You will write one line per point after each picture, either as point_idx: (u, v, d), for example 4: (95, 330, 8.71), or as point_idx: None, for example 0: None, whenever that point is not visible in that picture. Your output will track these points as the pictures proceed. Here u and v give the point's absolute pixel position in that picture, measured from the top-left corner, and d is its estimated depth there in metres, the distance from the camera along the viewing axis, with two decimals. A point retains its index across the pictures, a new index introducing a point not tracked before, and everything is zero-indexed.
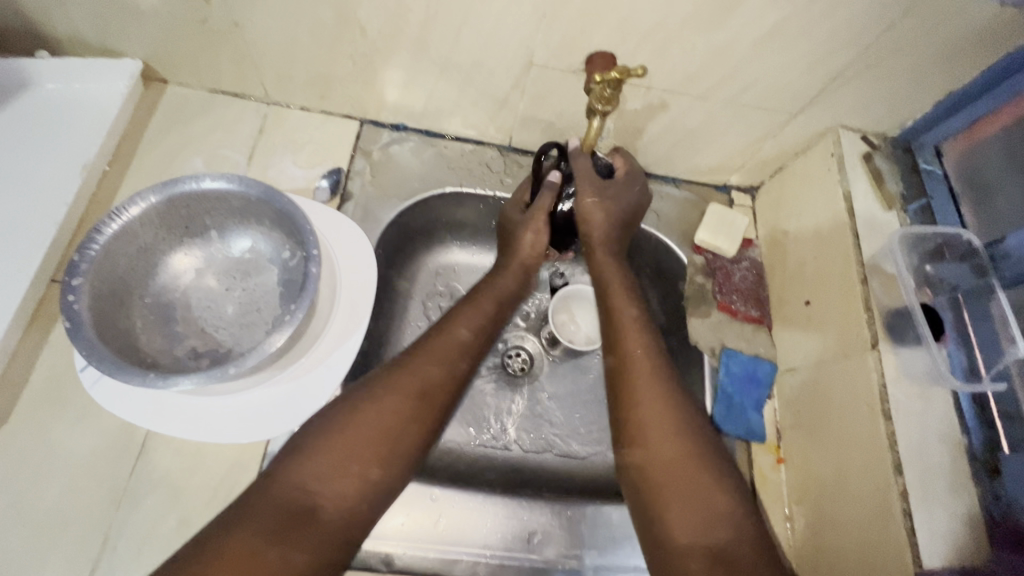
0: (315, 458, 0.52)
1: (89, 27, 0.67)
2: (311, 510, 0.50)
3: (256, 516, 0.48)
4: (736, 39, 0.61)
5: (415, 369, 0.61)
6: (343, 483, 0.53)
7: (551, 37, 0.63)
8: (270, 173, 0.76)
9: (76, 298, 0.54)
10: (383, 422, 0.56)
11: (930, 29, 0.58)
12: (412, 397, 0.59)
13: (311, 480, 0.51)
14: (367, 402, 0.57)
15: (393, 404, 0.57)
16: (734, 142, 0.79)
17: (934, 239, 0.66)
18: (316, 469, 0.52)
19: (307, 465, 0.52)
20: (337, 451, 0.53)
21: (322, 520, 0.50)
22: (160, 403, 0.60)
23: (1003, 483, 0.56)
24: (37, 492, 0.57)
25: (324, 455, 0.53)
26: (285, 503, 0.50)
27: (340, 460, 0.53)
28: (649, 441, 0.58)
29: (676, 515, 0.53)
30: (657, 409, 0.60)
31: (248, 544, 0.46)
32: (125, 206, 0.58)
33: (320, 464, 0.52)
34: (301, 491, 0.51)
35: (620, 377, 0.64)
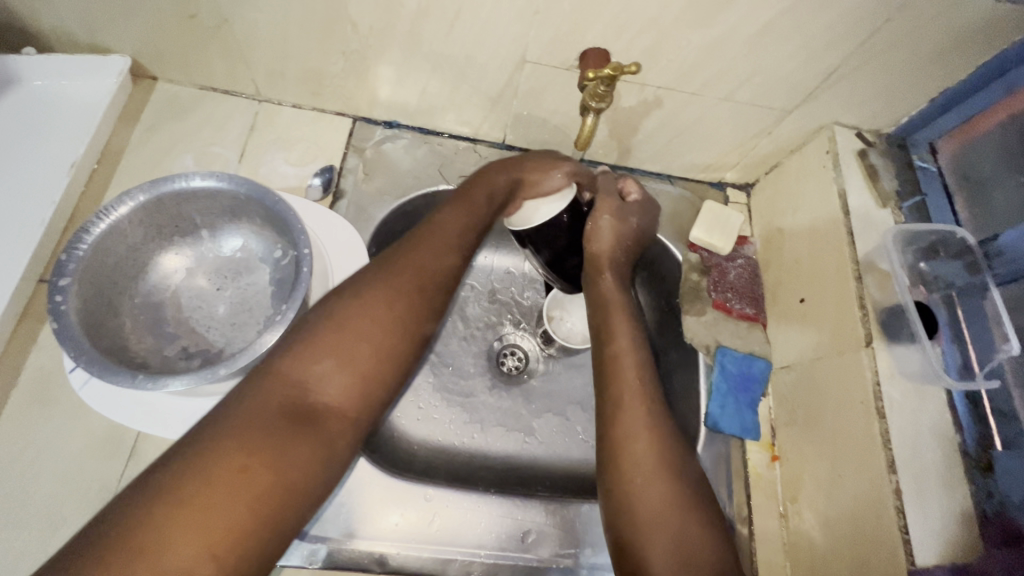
0: (306, 359, 0.48)
1: (75, 22, 0.66)
2: (305, 414, 0.46)
3: (243, 429, 0.43)
4: (730, 34, 0.61)
5: (404, 268, 0.56)
6: (338, 383, 0.48)
7: (544, 33, 0.62)
8: (261, 170, 0.76)
9: (62, 298, 0.53)
10: (383, 326, 0.52)
11: (925, 25, 0.58)
12: (406, 299, 0.54)
13: (307, 382, 0.47)
14: (356, 299, 0.52)
15: (385, 299, 0.53)
16: (729, 138, 0.79)
17: (928, 237, 0.66)
18: (312, 373, 0.48)
19: (300, 363, 0.48)
20: (331, 348, 0.49)
21: (318, 429, 0.46)
22: (150, 404, 0.59)
23: (995, 479, 0.56)
24: (26, 494, 0.56)
25: (324, 351, 0.49)
26: (277, 408, 0.45)
27: (334, 353, 0.49)
28: (638, 494, 0.53)
29: (656, 558, 0.50)
30: (648, 459, 0.55)
31: (239, 459, 0.42)
32: (113, 205, 0.57)
33: (309, 363, 0.48)
34: (295, 394, 0.47)
35: (614, 423, 0.58)
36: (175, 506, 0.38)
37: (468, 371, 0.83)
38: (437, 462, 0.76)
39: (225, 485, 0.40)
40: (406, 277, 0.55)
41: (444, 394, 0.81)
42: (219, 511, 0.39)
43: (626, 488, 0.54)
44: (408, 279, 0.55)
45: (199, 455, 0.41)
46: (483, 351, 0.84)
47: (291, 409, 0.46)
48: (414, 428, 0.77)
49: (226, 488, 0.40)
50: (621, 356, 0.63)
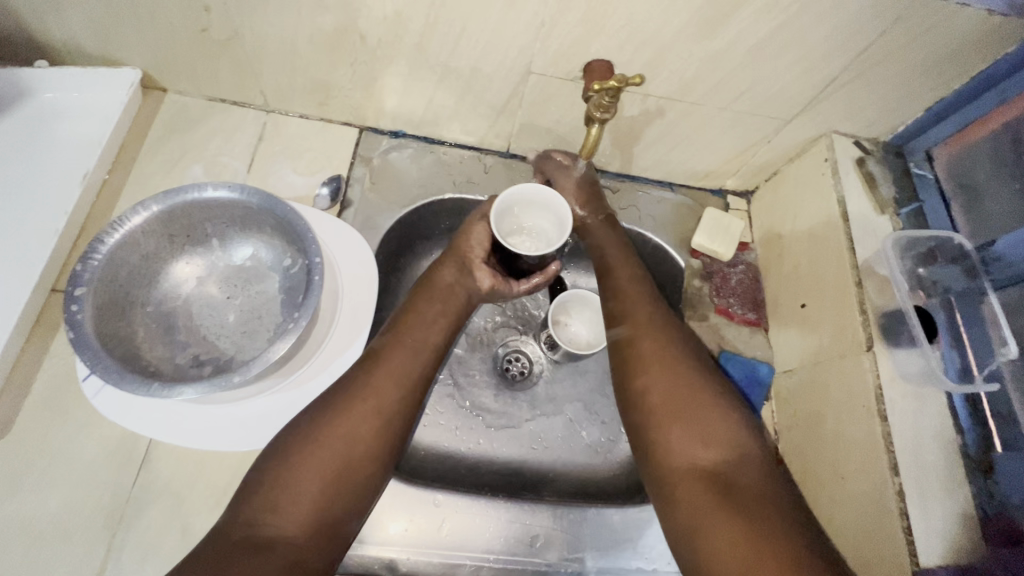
0: (262, 493, 0.51)
1: (87, 36, 0.67)
2: (262, 543, 0.48)
3: (207, 560, 0.46)
4: (732, 46, 0.62)
5: (363, 394, 0.58)
6: (294, 513, 0.50)
7: (549, 45, 0.64)
8: (270, 180, 0.77)
9: (78, 308, 0.54)
10: (341, 449, 0.54)
11: (920, 37, 0.59)
12: (366, 420, 0.56)
13: (264, 516, 0.50)
14: (315, 434, 0.54)
15: (341, 425, 0.55)
16: (730, 147, 0.80)
17: (927, 243, 0.68)
18: (266, 503, 0.50)
19: (259, 499, 0.51)
20: (287, 487, 0.51)
21: (277, 555, 0.48)
22: (162, 412, 0.60)
23: (996, 481, 0.57)
24: (38, 503, 0.57)
25: (280, 485, 0.51)
26: (238, 543, 0.48)
27: (292, 488, 0.51)
28: (657, 404, 0.59)
29: (678, 441, 0.56)
30: (660, 371, 0.61)
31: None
32: (127, 215, 0.58)
33: (268, 498, 0.51)
34: (251, 529, 0.49)
35: (627, 351, 0.64)
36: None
37: (472, 376, 0.83)
38: (445, 469, 0.76)
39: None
40: (364, 406, 0.57)
41: (449, 400, 0.81)
42: None
43: (637, 382, 0.61)
44: (363, 406, 0.57)
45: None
46: (487, 356, 0.85)
47: (247, 543, 0.48)
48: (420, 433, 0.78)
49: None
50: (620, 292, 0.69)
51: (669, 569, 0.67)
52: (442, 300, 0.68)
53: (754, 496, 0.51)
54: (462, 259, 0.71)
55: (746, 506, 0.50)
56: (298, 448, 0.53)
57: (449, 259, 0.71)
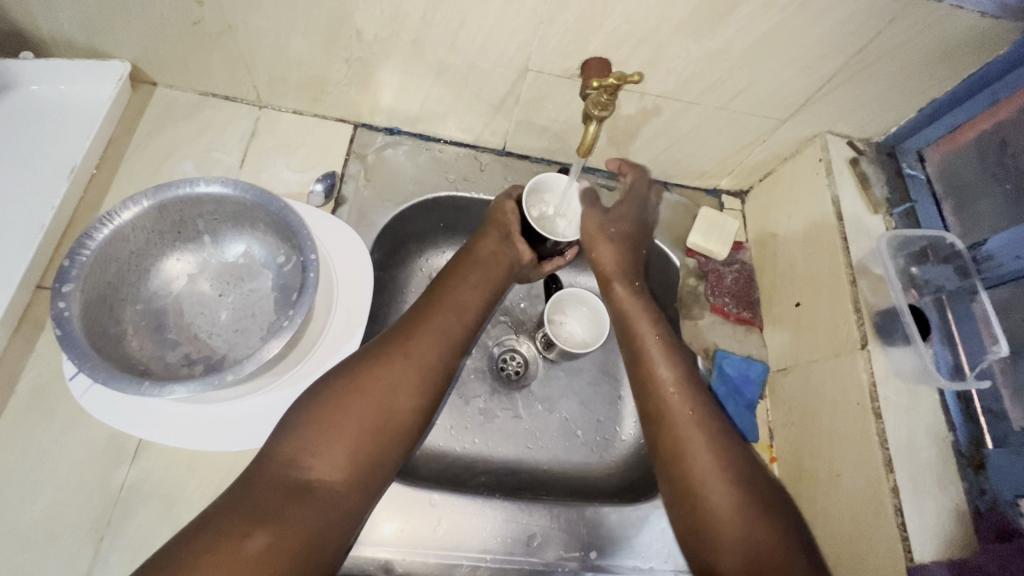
0: (301, 435, 0.52)
1: (75, 28, 0.65)
2: (301, 489, 0.50)
3: (245, 502, 0.48)
4: (728, 45, 0.62)
5: (401, 357, 0.58)
6: (333, 461, 0.52)
7: (547, 42, 0.63)
8: (262, 176, 0.75)
9: (66, 305, 0.52)
10: (380, 399, 0.55)
11: (913, 39, 0.60)
12: (409, 372, 0.58)
13: (302, 458, 0.51)
14: (356, 382, 0.55)
15: (382, 381, 0.56)
16: (725, 147, 0.81)
17: (919, 242, 0.68)
18: (305, 447, 0.51)
19: (300, 440, 0.52)
20: (326, 431, 0.52)
21: (317, 498, 0.50)
22: (151, 412, 0.59)
23: (987, 477, 0.58)
24: (23, 505, 0.55)
25: (316, 430, 0.52)
26: (278, 486, 0.49)
27: (333, 435, 0.52)
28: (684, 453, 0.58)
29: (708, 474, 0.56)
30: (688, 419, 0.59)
31: (242, 521, 0.47)
32: (117, 210, 0.57)
33: (308, 440, 0.52)
34: (290, 473, 0.50)
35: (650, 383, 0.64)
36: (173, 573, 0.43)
37: (467, 375, 0.83)
38: (442, 468, 0.76)
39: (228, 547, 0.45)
40: (404, 367, 0.58)
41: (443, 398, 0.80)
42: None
43: (660, 411, 0.61)
44: (403, 366, 0.58)
45: (208, 533, 0.46)
46: (482, 355, 0.85)
47: (287, 486, 0.50)
48: None
49: (232, 554, 0.44)
50: (637, 324, 0.70)
51: (667, 568, 0.66)
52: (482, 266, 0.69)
53: (778, 562, 0.51)
54: (504, 225, 0.72)
55: (756, 551, 0.51)
56: (338, 394, 0.54)
57: (492, 228, 0.72)
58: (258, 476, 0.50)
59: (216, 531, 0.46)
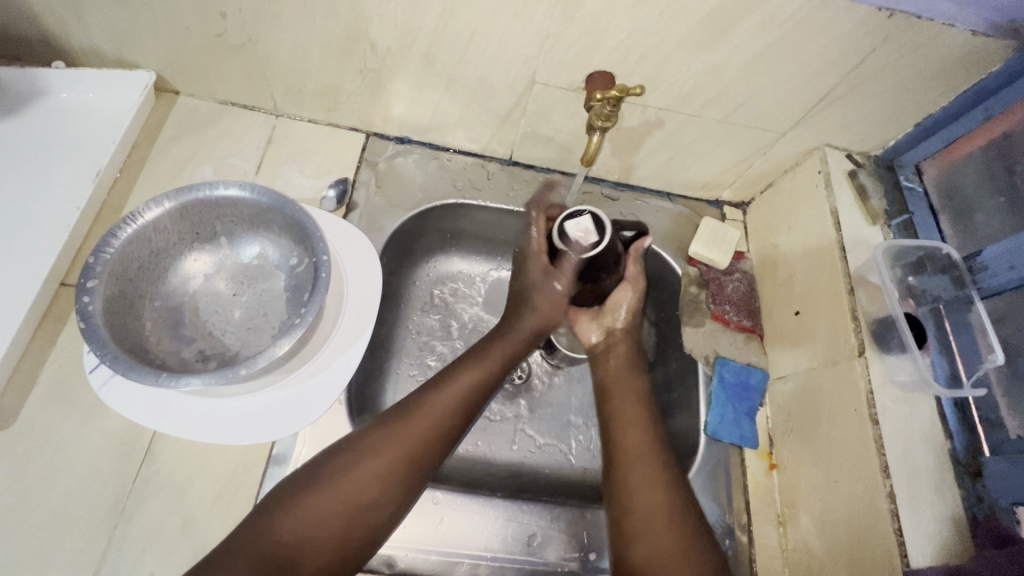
0: (296, 509, 0.51)
1: (105, 40, 0.69)
2: (286, 562, 0.49)
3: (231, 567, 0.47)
4: (728, 60, 0.64)
5: (387, 447, 0.56)
6: (319, 536, 0.51)
7: (553, 56, 0.66)
8: (277, 182, 0.78)
9: (90, 300, 0.55)
10: (380, 474, 0.54)
11: (906, 57, 0.62)
12: (409, 446, 0.57)
13: (290, 534, 0.50)
14: (356, 455, 0.55)
15: (368, 475, 0.54)
16: (726, 158, 0.83)
17: (915, 253, 0.70)
18: (296, 522, 0.51)
19: (291, 518, 0.51)
20: (316, 507, 0.52)
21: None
22: (167, 405, 0.61)
23: (985, 485, 0.58)
24: (41, 493, 0.57)
25: (308, 506, 0.52)
26: (259, 558, 0.48)
27: (319, 520, 0.51)
28: (630, 518, 0.57)
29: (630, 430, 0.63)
30: (642, 476, 0.59)
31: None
32: (141, 211, 0.60)
33: (300, 515, 0.51)
34: (279, 543, 0.49)
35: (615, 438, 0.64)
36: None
37: None
38: (445, 467, 0.77)
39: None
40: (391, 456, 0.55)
41: None
42: None
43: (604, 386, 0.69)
44: (403, 440, 0.56)
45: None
46: None
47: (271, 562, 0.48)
48: None
49: None
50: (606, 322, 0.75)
51: None
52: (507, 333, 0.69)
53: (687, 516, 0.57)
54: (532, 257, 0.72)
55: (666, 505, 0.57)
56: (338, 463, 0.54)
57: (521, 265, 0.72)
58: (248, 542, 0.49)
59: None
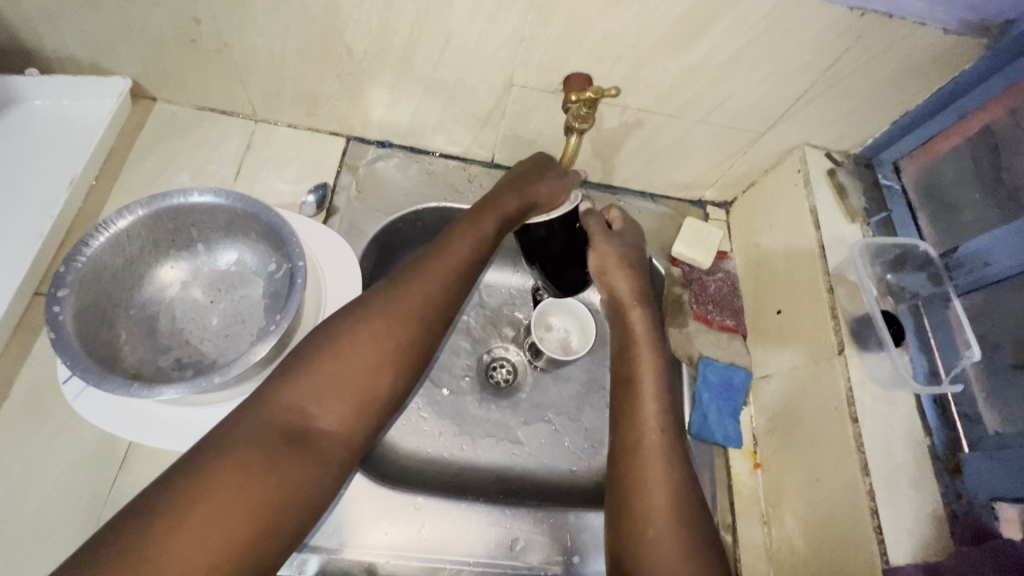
0: (309, 383, 0.51)
1: (78, 46, 0.68)
2: (302, 437, 0.49)
3: (248, 441, 0.47)
4: (704, 60, 0.64)
5: (402, 300, 0.57)
6: (338, 407, 0.51)
7: (530, 59, 0.66)
8: (256, 187, 0.78)
9: (60, 309, 0.54)
10: (397, 329, 0.56)
11: (881, 54, 0.62)
12: (424, 296, 0.59)
13: (306, 403, 0.50)
14: (381, 306, 0.56)
15: (361, 353, 0.53)
16: (707, 158, 0.83)
17: (894, 250, 0.70)
18: (312, 393, 0.51)
19: (305, 388, 0.51)
20: (333, 375, 0.52)
21: (317, 445, 0.49)
22: (143, 415, 0.60)
23: (963, 481, 0.58)
24: (12, 507, 0.56)
25: (322, 373, 0.52)
26: (274, 427, 0.48)
27: (332, 386, 0.51)
28: (637, 484, 0.60)
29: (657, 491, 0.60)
30: (657, 471, 0.61)
31: (239, 464, 0.45)
32: (113, 218, 0.59)
33: (315, 386, 0.51)
34: (298, 413, 0.50)
35: (632, 410, 0.66)
36: (175, 516, 0.42)
37: (457, 382, 0.84)
38: (425, 474, 0.77)
39: (228, 491, 0.44)
40: (378, 336, 0.54)
41: (432, 403, 0.82)
42: (216, 514, 0.42)
43: (629, 414, 0.66)
44: (421, 294, 0.59)
45: (204, 473, 0.44)
46: (472, 363, 0.86)
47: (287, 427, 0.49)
48: (403, 439, 0.79)
49: (230, 486, 0.44)
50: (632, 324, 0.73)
51: None
52: (496, 216, 0.67)
53: None
54: (502, 212, 0.67)
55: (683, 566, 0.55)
56: (360, 316, 0.56)
57: (488, 211, 0.67)
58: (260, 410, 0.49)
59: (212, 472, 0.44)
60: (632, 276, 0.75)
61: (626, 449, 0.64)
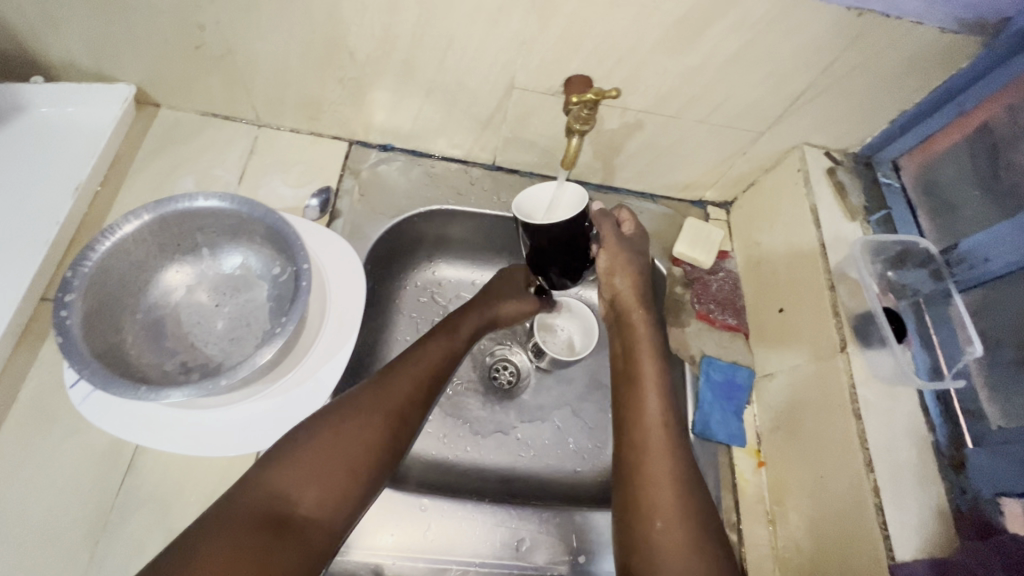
0: (294, 467, 0.54)
1: (83, 54, 0.69)
2: (291, 520, 0.51)
3: (227, 525, 0.49)
4: (703, 61, 0.65)
5: (394, 380, 0.63)
6: (325, 492, 0.54)
7: (531, 62, 0.67)
8: (260, 192, 0.78)
9: (68, 314, 0.54)
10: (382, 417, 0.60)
11: (878, 54, 0.63)
12: (413, 378, 0.64)
13: (290, 487, 0.53)
14: (366, 400, 0.60)
15: (348, 436, 0.57)
16: (708, 158, 0.83)
17: (894, 248, 0.70)
18: (295, 477, 0.53)
19: (290, 474, 0.54)
20: (322, 455, 0.55)
21: (301, 533, 0.51)
22: (150, 419, 0.60)
23: (968, 476, 0.58)
24: (21, 512, 0.57)
25: (307, 459, 0.55)
26: (256, 513, 0.50)
27: (318, 471, 0.54)
28: (643, 480, 0.62)
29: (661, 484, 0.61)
30: (660, 466, 0.62)
31: (226, 546, 0.47)
32: (119, 223, 0.60)
33: (303, 471, 0.54)
34: (286, 501, 0.52)
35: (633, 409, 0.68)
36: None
37: (461, 384, 0.85)
38: (430, 476, 0.77)
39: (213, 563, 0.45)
40: (370, 423, 0.59)
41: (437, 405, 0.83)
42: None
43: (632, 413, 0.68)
44: (409, 373, 0.65)
45: (190, 555, 0.45)
46: (475, 365, 0.87)
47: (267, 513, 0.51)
48: None
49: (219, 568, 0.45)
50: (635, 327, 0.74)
51: None
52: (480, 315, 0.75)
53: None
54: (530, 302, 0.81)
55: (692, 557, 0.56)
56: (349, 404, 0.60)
57: (513, 298, 0.80)
58: (243, 497, 0.52)
59: (198, 549, 0.46)
60: (635, 281, 0.75)
61: (631, 447, 0.65)
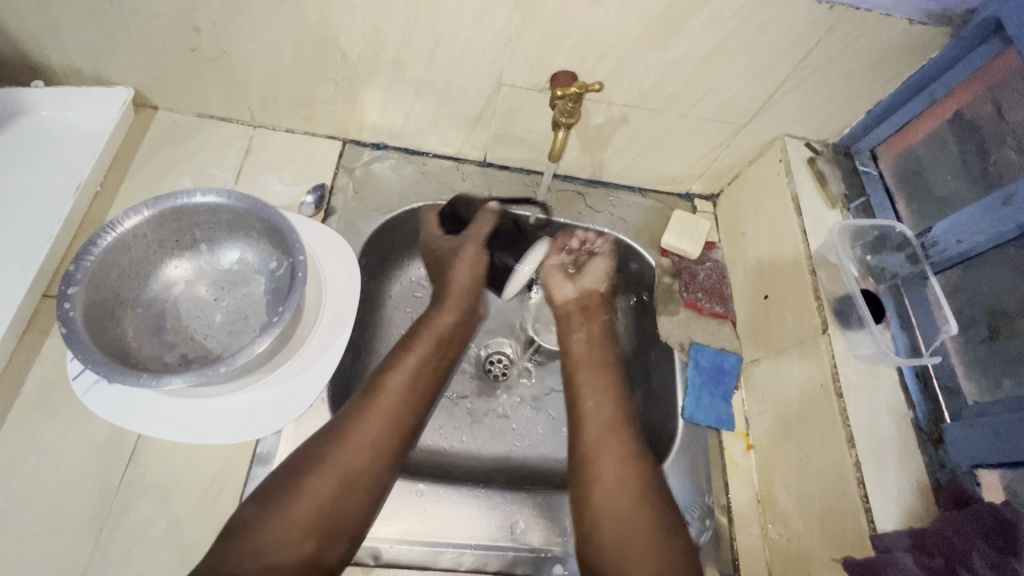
0: (265, 526, 0.54)
1: (82, 57, 0.71)
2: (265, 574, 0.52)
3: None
4: (684, 55, 0.67)
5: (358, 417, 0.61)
6: (295, 544, 0.53)
7: (517, 59, 0.69)
8: (256, 190, 0.80)
9: (71, 306, 0.56)
10: (351, 458, 0.59)
11: (851, 45, 0.65)
12: (382, 413, 0.62)
13: (262, 545, 0.53)
14: (332, 441, 0.59)
15: (314, 490, 0.56)
16: (692, 152, 0.86)
17: (873, 232, 0.73)
18: (269, 535, 0.53)
19: (262, 533, 0.53)
20: (291, 509, 0.55)
21: None
22: (151, 409, 0.62)
23: (946, 450, 0.61)
24: (25, 500, 0.58)
25: (275, 518, 0.54)
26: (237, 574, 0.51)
27: (282, 529, 0.54)
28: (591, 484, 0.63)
29: (608, 481, 0.63)
30: (606, 462, 0.64)
31: None
32: (120, 219, 0.61)
33: (271, 530, 0.53)
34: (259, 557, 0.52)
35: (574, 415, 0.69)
36: None
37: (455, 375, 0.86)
38: (427, 466, 0.78)
39: None
40: (331, 469, 0.57)
41: None
42: None
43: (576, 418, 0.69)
44: (375, 408, 0.62)
45: None
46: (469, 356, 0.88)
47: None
48: None
49: None
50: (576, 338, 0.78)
51: None
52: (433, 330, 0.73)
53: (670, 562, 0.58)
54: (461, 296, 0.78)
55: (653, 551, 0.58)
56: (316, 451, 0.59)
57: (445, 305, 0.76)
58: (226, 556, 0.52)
59: None
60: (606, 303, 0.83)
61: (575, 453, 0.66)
